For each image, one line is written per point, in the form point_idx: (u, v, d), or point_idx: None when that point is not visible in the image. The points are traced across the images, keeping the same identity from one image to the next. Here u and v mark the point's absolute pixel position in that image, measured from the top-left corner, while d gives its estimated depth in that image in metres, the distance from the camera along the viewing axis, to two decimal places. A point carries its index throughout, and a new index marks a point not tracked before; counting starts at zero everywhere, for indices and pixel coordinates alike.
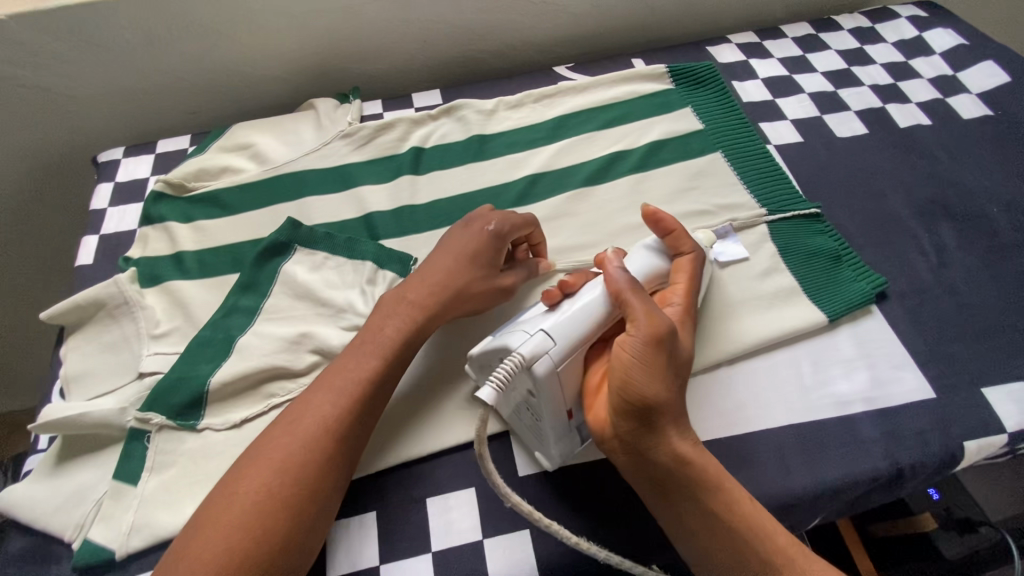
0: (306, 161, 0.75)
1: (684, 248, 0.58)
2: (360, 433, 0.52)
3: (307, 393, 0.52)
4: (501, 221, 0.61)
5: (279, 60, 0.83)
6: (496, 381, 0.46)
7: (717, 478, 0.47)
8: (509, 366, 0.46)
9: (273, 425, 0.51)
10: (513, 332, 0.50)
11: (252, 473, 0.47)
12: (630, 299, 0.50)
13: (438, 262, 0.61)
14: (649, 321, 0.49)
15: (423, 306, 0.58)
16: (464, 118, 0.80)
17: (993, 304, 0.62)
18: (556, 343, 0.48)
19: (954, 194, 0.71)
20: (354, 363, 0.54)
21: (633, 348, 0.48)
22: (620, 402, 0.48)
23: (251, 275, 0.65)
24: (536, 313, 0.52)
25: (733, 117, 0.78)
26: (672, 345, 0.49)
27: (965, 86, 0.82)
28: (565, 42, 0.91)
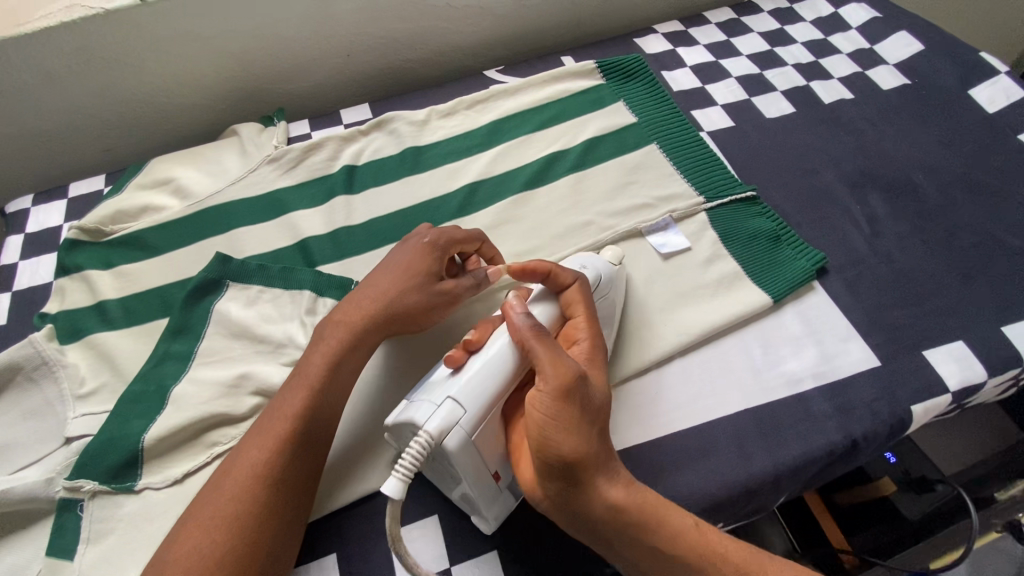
0: (232, 191, 0.72)
1: (566, 279, 0.53)
2: (296, 474, 0.49)
3: (240, 443, 0.50)
4: (439, 234, 0.59)
5: (195, 87, 0.79)
6: (404, 468, 0.43)
7: (658, 517, 0.45)
8: (417, 448, 0.43)
9: (208, 482, 0.49)
10: (419, 404, 0.47)
11: (186, 539, 0.45)
12: (535, 350, 0.47)
13: (375, 279, 0.58)
14: (554, 371, 0.45)
15: (354, 326, 0.56)
16: (396, 131, 0.77)
17: (926, 267, 0.64)
18: (466, 410, 0.46)
19: (881, 164, 0.73)
20: (282, 401, 0.52)
21: (544, 407, 0.45)
22: (544, 464, 0.44)
23: (182, 318, 0.61)
24: (441, 380, 0.49)
25: (664, 108, 0.78)
26: (584, 392, 0.45)
27: (881, 58, 0.85)
28: (493, 45, 0.90)
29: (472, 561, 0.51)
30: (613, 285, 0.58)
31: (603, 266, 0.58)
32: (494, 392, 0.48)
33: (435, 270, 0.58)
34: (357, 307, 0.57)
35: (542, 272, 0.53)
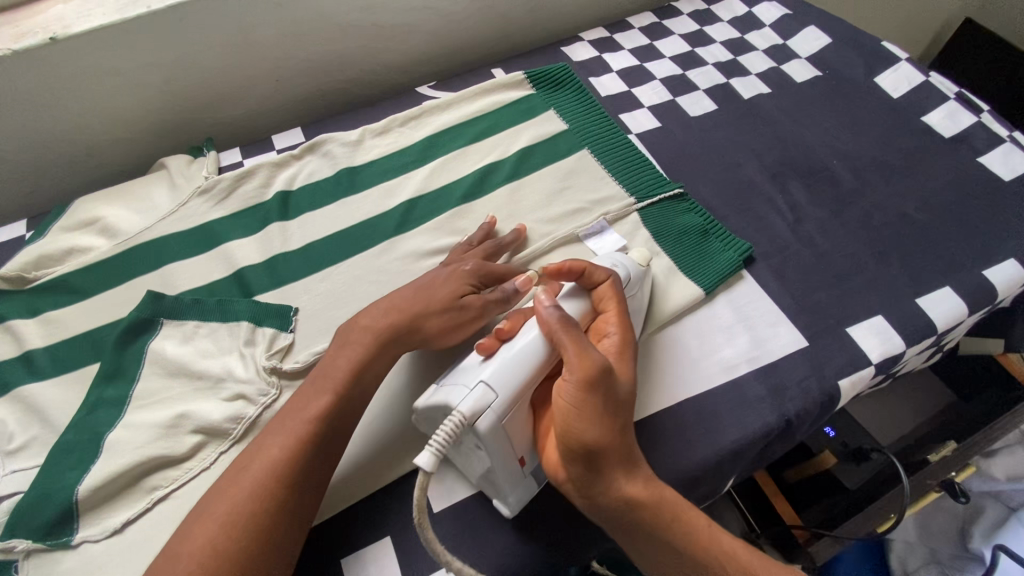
0: (162, 226, 0.70)
1: (599, 277, 0.55)
2: (312, 477, 0.49)
3: (257, 441, 0.50)
4: (479, 263, 0.61)
5: (118, 123, 0.77)
6: (438, 445, 0.43)
7: (672, 513, 0.48)
8: (451, 427, 0.44)
9: (221, 477, 0.49)
10: (454, 388, 0.49)
11: (201, 529, 0.45)
12: (563, 342, 0.48)
13: (409, 291, 0.59)
14: (579, 364, 0.47)
15: (376, 339, 0.56)
16: (329, 153, 0.77)
17: (845, 248, 0.67)
18: (498, 394, 0.47)
19: (798, 153, 0.76)
20: (307, 400, 0.52)
21: (572, 396, 0.47)
22: (567, 446, 0.47)
23: (114, 361, 0.59)
24: (473, 366, 0.50)
25: (593, 113, 0.80)
26: (609, 386, 0.47)
27: (794, 52, 0.89)
28: (424, 61, 0.90)
29: None
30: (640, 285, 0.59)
31: (632, 265, 0.59)
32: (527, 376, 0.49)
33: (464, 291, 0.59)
34: (384, 317, 0.57)
35: (577, 271, 0.55)
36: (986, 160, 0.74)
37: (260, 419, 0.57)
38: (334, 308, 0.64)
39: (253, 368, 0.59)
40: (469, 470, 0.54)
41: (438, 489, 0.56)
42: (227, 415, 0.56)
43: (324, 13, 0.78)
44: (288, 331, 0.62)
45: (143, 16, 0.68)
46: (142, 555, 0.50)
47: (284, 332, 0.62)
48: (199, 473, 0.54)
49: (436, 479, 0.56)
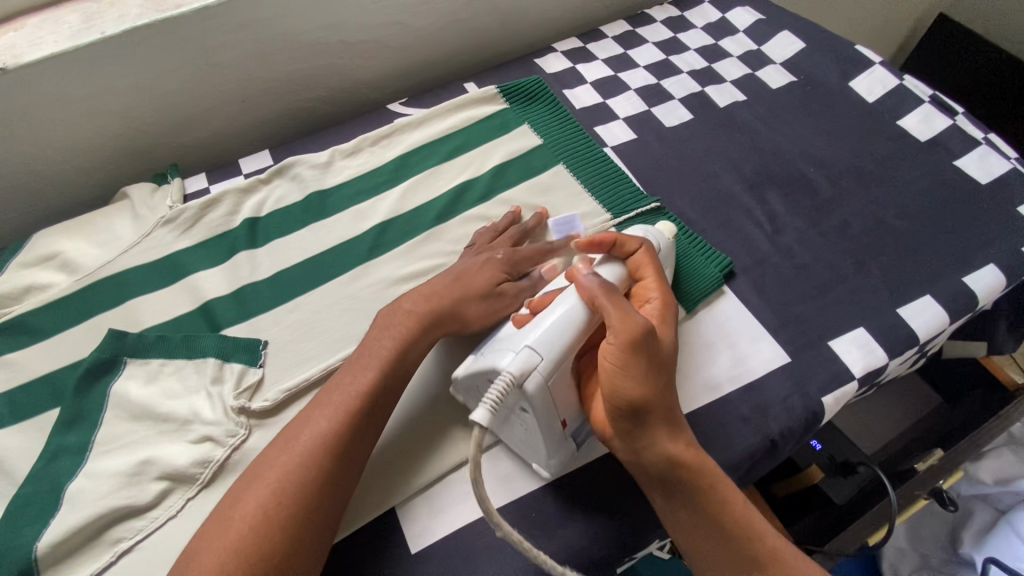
0: (125, 259, 0.68)
1: (632, 246, 0.56)
2: (358, 445, 0.50)
3: (307, 410, 0.52)
4: (513, 252, 0.63)
5: (78, 152, 0.74)
6: (491, 402, 0.44)
7: (715, 480, 0.47)
8: (501, 389, 0.45)
9: (271, 445, 0.50)
10: (501, 353, 0.49)
11: (253, 490, 0.46)
12: (602, 302, 0.49)
13: (447, 277, 0.61)
14: (621, 324, 0.47)
15: (422, 321, 0.57)
16: (298, 176, 0.75)
17: (824, 259, 0.66)
18: (544, 358, 0.47)
19: (775, 162, 0.76)
20: (353, 373, 0.53)
21: (614, 356, 0.47)
22: (611, 403, 0.47)
23: (75, 406, 0.57)
24: (513, 335, 0.51)
25: (568, 127, 0.79)
26: (651, 345, 0.47)
27: (769, 58, 0.88)
28: (395, 77, 0.89)
29: None
30: (668, 255, 0.61)
31: (663, 238, 0.60)
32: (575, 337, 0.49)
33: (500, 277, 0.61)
34: (425, 301, 0.58)
35: (610, 241, 0.55)
36: (962, 163, 0.73)
37: (230, 460, 0.55)
38: (306, 340, 0.62)
39: (221, 408, 0.56)
40: (510, 435, 0.54)
41: (417, 526, 0.51)
42: (194, 459, 0.54)
43: (288, 32, 0.75)
44: (257, 366, 0.60)
45: (97, 43, 0.66)
46: None
47: (253, 368, 0.60)
48: (167, 521, 0.52)
49: (414, 516, 0.52)
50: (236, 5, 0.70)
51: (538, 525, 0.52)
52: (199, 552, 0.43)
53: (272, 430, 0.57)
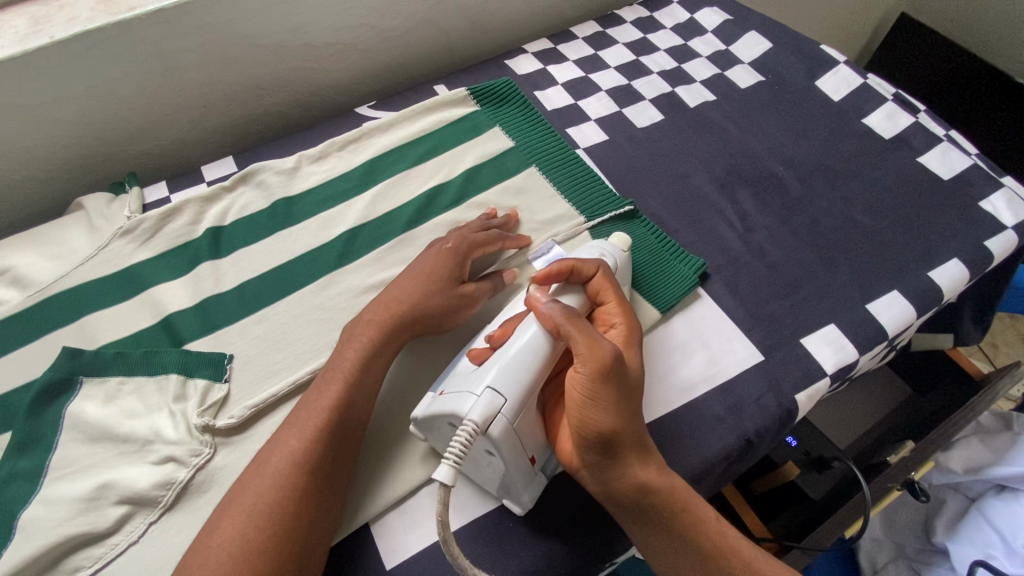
0: (81, 273, 0.65)
1: (589, 270, 0.55)
2: (334, 461, 0.49)
3: (277, 432, 0.50)
4: (462, 239, 0.62)
5: (28, 161, 0.71)
6: (459, 455, 0.42)
7: (680, 504, 0.48)
8: (468, 437, 0.43)
9: (245, 471, 0.49)
10: (459, 396, 0.47)
11: (227, 522, 0.44)
12: (571, 335, 0.47)
13: (404, 278, 0.59)
14: (590, 354, 0.46)
15: (383, 330, 0.55)
16: (263, 182, 0.73)
17: (795, 257, 0.67)
18: (506, 400, 0.45)
19: (745, 161, 0.76)
20: (318, 392, 0.52)
21: (584, 388, 0.46)
22: (585, 438, 0.47)
23: (27, 430, 0.54)
24: (471, 375, 0.49)
25: (539, 129, 0.78)
26: (620, 371, 0.47)
27: (737, 58, 0.89)
28: (364, 80, 0.87)
29: None
30: (625, 270, 0.60)
31: (617, 254, 0.60)
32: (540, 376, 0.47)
33: (455, 271, 0.60)
34: (385, 308, 0.57)
35: (566, 270, 0.54)
36: (926, 160, 0.75)
37: (194, 481, 0.53)
38: (273, 352, 0.60)
39: (183, 428, 0.54)
40: (477, 474, 0.52)
41: (392, 540, 0.50)
42: (156, 481, 0.51)
43: (251, 35, 0.73)
44: (222, 381, 0.58)
45: (46, 47, 0.62)
46: None
47: (218, 384, 0.58)
48: (128, 548, 0.50)
49: (389, 530, 0.51)
50: (194, 7, 0.67)
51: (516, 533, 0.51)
52: None
53: (238, 448, 0.55)
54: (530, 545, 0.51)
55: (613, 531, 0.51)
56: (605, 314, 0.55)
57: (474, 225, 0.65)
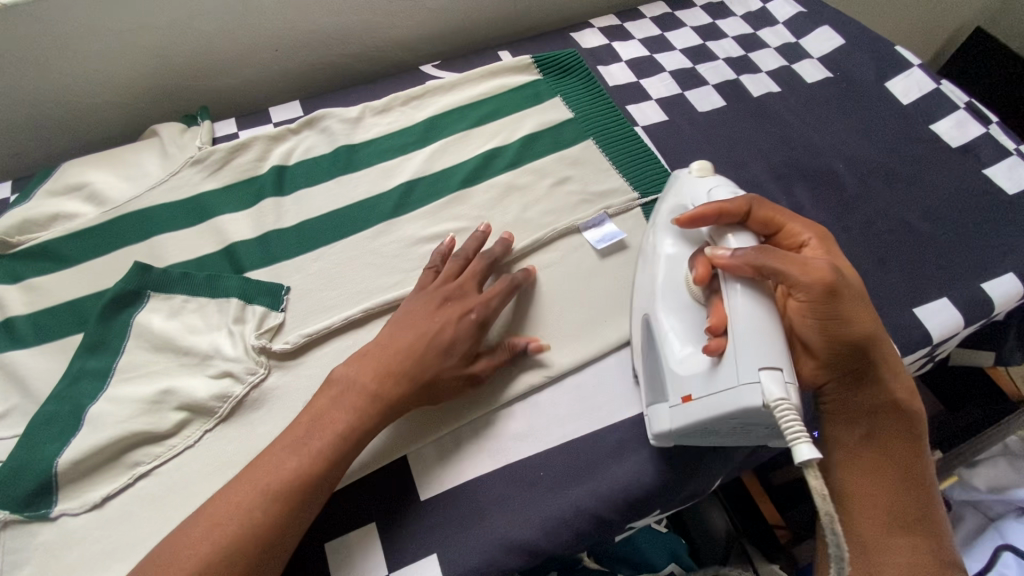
0: (152, 195, 0.68)
1: (743, 208, 0.53)
2: (298, 521, 0.46)
3: (255, 462, 0.47)
4: (483, 306, 0.56)
5: (109, 84, 0.74)
6: (805, 434, 0.41)
7: (899, 427, 0.50)
8: (794, 416, 0.41)
9: (213, 496, 0.46)
10: (736, 392, 0.44)
11: (186, 542, 0.43)
12: (786, 267, 0.46)
13: (408, 336, 0.53)
14: (817, 278, 0.46)
15: (387, 398, 0.50)
16: (328, 129, 0.75)
17: (846, 255, 0.67)
18: (784, 366, 0.44)
19: (805, 155, 0.76)
20: (306, 440, 0.48)
21: (810, 307, 0.47)
22: (829, 351, 0.48)
23: (97, 333, 0.57)
24: (717, 373, 0.46)
25: (600, 103, 0.79)
26: (845, 290, 0.47)
27: (806, 52, 0.88)
28: (429, 40, 0.88)
29: (409, 566, 0.49)
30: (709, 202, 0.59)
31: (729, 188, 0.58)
32: (772, 315, 0.46)
33: (469, 341, 0.54)
34: (390, 370, 0.51)
35: (715, 214, 0.52)
36: (992, 172, 0.73)
37: (248, 398, 0.56)
38: (327, 289, 0.63)
39: (241, 347, 0.57)
40: (732, 441, 0.52)
41: (426, 474, 0.53)
42: (213, 393, 0.55)
43: None
44: (278, 310, 0.61)
45: None
46: (125, 530, 0.50)
47: (274, 312, 0.60)
48: (185, 450, 0.53)
49: (425, 464, 0.53)
50: None
51: (546, 482, 0.53)
52: None
53: (290, 372, 0.58)
54: (563, 493, 0.53)
55: (638, 491, 0.53)
56: (786, 238, 0.54)
57: (482, 273, 0.59)
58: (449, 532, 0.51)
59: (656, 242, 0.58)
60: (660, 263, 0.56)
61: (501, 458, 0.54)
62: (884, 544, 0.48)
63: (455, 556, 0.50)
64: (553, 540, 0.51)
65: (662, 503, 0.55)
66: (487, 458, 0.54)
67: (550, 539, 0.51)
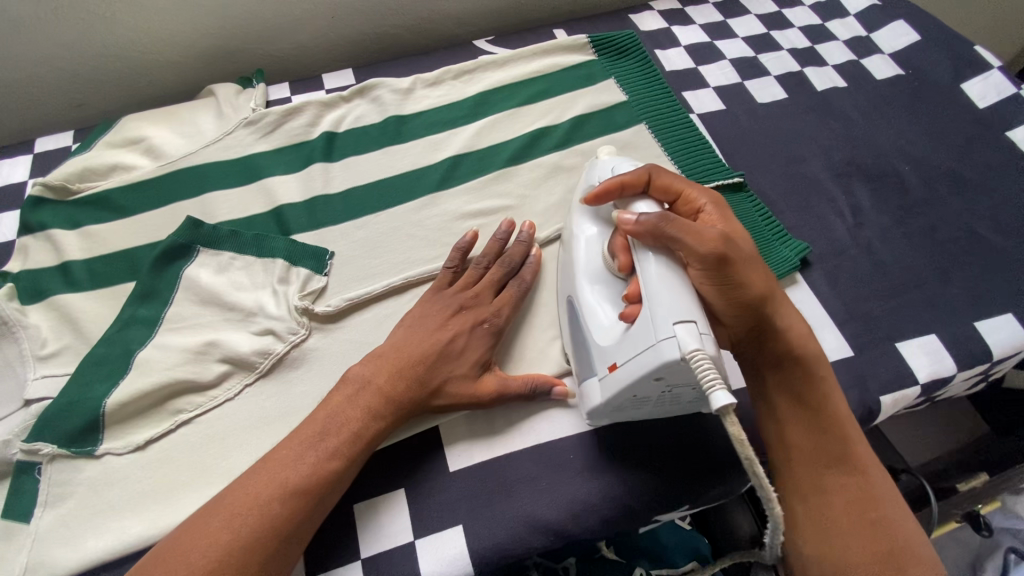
0: (206, 153, 0.69)
1: (641, 181, 0.52)
2: (314, 516, 0.46)
3: (276, 451, 0.47)
4: (494, 319, 0.55)
5: (170, 43, 0.75)
6: (721, 382, 0.39)
7: (812, 381, 0.50)
8: (709, 364, 0.40)
9: (234, 482, 0.46)
10: (651, 350, 0.43)
11: (215, 520, 0.43)
12: (667, 232, 0.46)
13: (421, 344, 0.53)
14: (704, 244, 0.45)
15: (399, 404, 0.50)
16: (379, 99, 0.75)
17: (905, 261, 0.64)
18: (697, 319, 0.43)
19: (868, 154, 0.72)
20: (324, 439, 0.48)
21: (705, 275, 0.46)
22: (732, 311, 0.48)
23: (149, 282, 0.59)
24: (632, 335, 0.46)
25: (655, 88, 0.76)
26: (735, 254, 0.47)
27: (877, 47, 0.83)
28: (484, 15, 0.87)
29: (435, 535, 0.50)
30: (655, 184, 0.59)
31: (626, 163, 0.57)
32: (681, 281, 0.45)
33: (477, 353, 0.54)
34: (400, 377, 0.51)
35: (616, 188, 0.52)
36: None
37: (288, 356, 0.57)
38: (370, 257, 0.63)
39: (284, 307, 0.58)
40: (662, 407, 0.51)
41: (457, 447, 0.53)
42: (255, 349, 0.56)
43: None
44: (322, 274, 0.61)
45: None
46: (165, 474, 0.51)
47: (318, 276, 0.61)
48: (225, 402, 0.55)
49: (456, 437, 0.54)
50: None
51: (576, 465, 0.53)
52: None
53: (330, 335, 0.59)
54: (591, 478, 0.52)
55: (669, 483, 0.52)
56: (686, 205, 0.54)
57: (499, 281, 0.58)
58: (475, 506, 0.51)
59: (574, 226, 0.57)
60: (579, 245, 0.55)
61: (533, 439, 0.54)
62: (818, 486, 0.48)
63: (481, 531, 0.50)
64: (579, 526, 0.50)
65: (695, 501, 0.53)
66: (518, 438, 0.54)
67: (576, 523, 0.50)
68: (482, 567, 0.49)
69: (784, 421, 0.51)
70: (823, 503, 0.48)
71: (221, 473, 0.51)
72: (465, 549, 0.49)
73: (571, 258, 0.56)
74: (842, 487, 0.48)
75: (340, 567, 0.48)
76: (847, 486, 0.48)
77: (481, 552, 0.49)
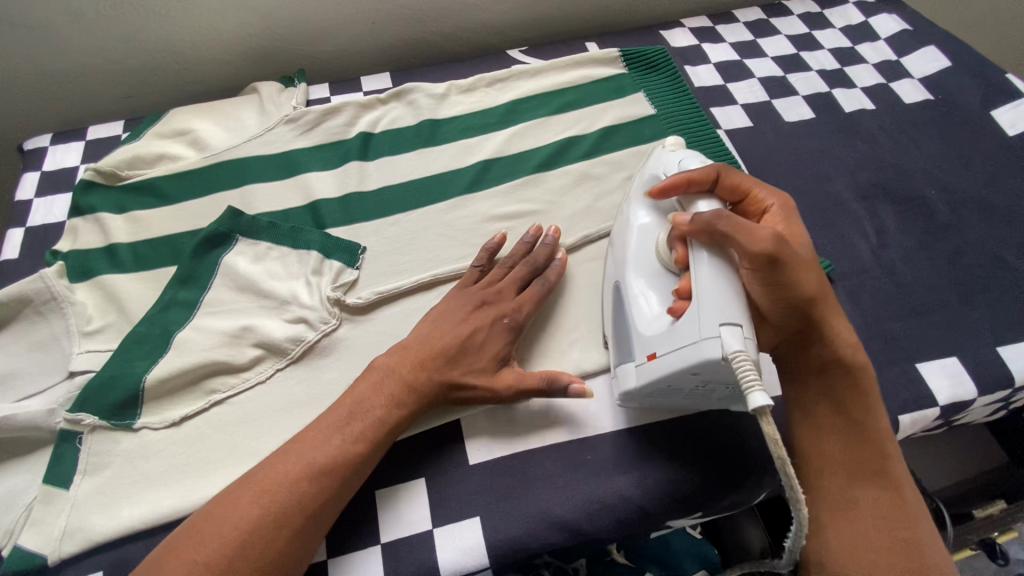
0: (248, 147, 0.72)
1: (710, 176, 0.53)
2: (338, 498, 0.47)
3: (306, 432, 0.49)
4: (515, 315, 0.57)
5: (218, 42, 0.79)
6: (759, 383, 0.41)
7: (859, 391, 0.51)
8: (750, 366, 0.42)
9: (264, 461, 0.48)
10: (697, 344, 0.45)
11: (247, 497, 0.45)
12: (720, 230, 0.47)
13: (445, 337, 0.55)
14: (757, 245, 0.46)
15: (419, 392, 0.52)
16: (414, 103, 0.78)
17: (929, 283, 0.64)
18: (742, 323, 0.44)
19: (895, 177, 0.73)
20: (349, 426, 0.49)
21: (755, 276, 0.47)
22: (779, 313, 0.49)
23: (190, 266, 0.62)
24: (676, 328, 0.47)
25: (684, 103, 0.78)
26: (790, 259, 0.47)
27: (907, 70, 0.84)
28: (518, 25, 0.89)
29: (452, 525, 0.51)
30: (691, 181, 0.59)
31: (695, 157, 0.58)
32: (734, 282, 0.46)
33: (497, 347, 0.55)
34: (422, 367, 0.53)
35: (682, 182, 0.53)
36: None
37: (319, 344, 0.59)
38: (400, 253, 0.66)
39: (317, 297, 0.60)
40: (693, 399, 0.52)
41: (477, 441, 0.55)
42: (288, 335, 0.58)
43: None
44: (354, 268, 0.63)
45: None
46: (197, 451, 0.54)
47: (350, 269, 0.63)
48: (256, 385, 0.57)
49: (476, 431, 0.55)
50: None
51: (593, 465, 0.54)
52: (182, 547, 0.43)
53: (360, 326, 0.61)
54: (608, 479, 0.53)
55: (684, 487, 0.53)
56: (752, 204, 0.55)
57: (523, 280, 0.60)
58: (493, 500, 0.52)
59: (629, 213, 0.58)
60: (634, 232, 0.56)
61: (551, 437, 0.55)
62: (851, 500, 0.49)
63: (498, 524, 0.51)
64: (593, 526, 0.51)
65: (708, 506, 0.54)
66: (535, 435, 0.55)
67: (591, 521, 0.51)
68: (497, 558, 0.50)
69: (823, 431, 0.51)
70: (851, 513, 0.48)
71: (251, 454, 0.53)
72: (482, 540, 0.50)
73: (622, 246, 0.57)
74: (875, 500, 0.48)
75: (359, 550, 0.50)
76: (879, 503, 0.48)
77: (497, 543, 0.50)
